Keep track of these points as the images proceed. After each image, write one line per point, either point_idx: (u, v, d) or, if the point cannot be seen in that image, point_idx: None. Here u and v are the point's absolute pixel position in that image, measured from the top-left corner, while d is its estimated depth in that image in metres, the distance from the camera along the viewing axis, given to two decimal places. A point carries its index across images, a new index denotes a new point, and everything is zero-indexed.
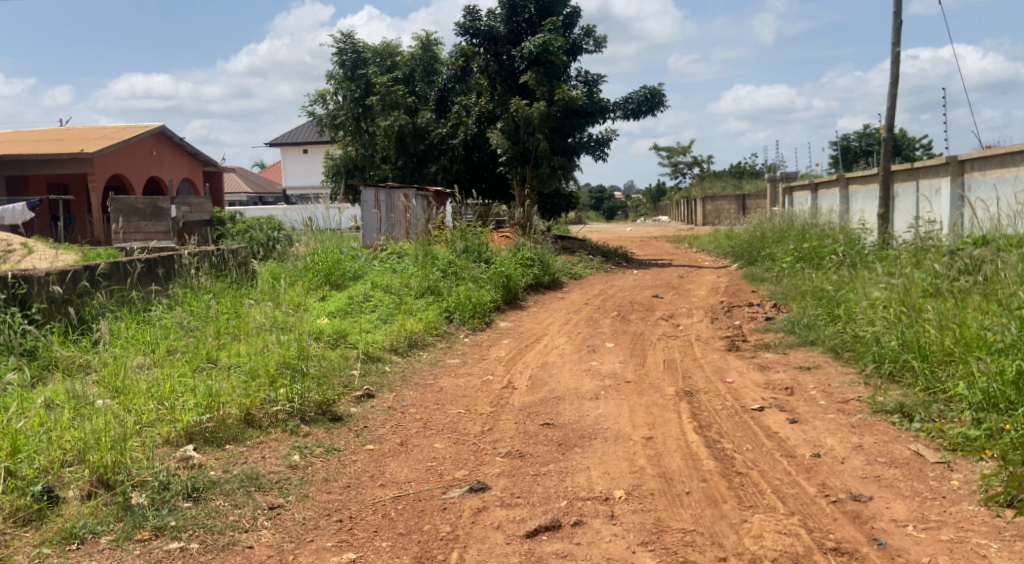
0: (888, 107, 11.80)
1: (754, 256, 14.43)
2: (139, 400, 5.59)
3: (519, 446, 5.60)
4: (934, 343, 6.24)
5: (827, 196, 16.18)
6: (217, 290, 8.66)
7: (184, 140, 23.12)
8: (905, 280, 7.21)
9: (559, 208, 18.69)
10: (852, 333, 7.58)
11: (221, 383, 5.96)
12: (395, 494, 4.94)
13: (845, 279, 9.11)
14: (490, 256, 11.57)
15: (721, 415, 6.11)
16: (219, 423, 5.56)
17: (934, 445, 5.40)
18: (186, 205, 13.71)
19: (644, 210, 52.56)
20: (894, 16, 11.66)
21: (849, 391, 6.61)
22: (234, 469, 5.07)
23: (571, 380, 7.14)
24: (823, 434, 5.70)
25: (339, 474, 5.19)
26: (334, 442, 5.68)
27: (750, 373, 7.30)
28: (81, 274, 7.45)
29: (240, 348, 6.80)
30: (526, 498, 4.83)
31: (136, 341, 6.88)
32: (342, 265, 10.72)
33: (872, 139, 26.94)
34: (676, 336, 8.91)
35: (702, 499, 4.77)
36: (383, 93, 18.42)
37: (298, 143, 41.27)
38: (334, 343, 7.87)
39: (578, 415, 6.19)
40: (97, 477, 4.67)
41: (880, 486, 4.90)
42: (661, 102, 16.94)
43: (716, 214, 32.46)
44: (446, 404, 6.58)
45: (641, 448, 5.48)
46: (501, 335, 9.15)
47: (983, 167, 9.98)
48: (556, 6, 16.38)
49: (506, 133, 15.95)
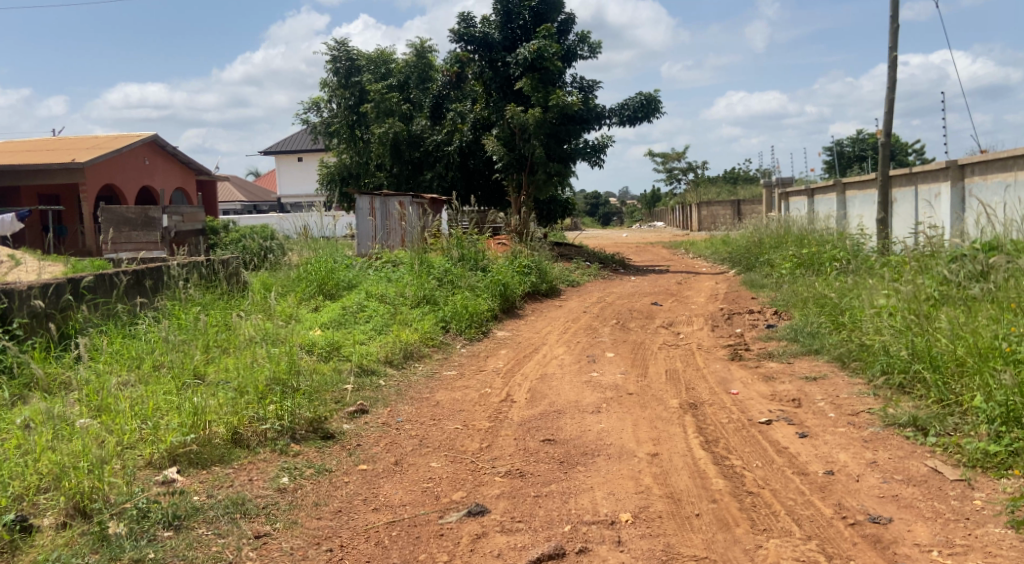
0: (886, 112, 11.60)
1: (752, 262, 14.22)
2: (122, 418, 5.32)
3: (519, 465, 5.36)
4: (945, 352, 6.02)
5: (824, 202, 15.97)
6: (206, 302, 8.44)
7: (178, 150, 22.86)
8: (913, 286, 7.00)
9: (555, 215, 18.49)
10: (857, 342, 7.35)
11: (209, 400, 5.69)
12: (390, 519, 4.71)
13: (848, 285, 8.89)
14: (487, 264, 11.36)
15: (727, 429, 5.89)
16: (204, 445, 5.35)
17: (953, 462, 5.19)
18: (178, 215, 13.36)
19: (640, 217, 52.33)
20: (891, 18, 11.48)
21: (859, 402, 6.37)
22: (218, 494, 4.84)
23: (572, 393, 6.91)
24: (835, 449, 5.47)
25: (330, 498, 4.94)
26: (326, 462, 5.44)
27: (756, 383, 7.08)
28: (64, 287, 7.21)
29: (228, 363, 6.57)
30: (527, 523, 4.60)
31: (121, 359, 6.65)
32: (336, 274, 10.46)
33: (865, 144, 26.77)
34: (677, 344, 8.69)
35: (713, 523, 4.55)
36: (378, 100, 18.07)
37: (292, 150, 40.99)
38: (327, 356, 7.64)
39: (580, 430, 5.96)
40: (73, 505, 4.43)
41: (899, 506, 4.68)
42: (656, 108, 16.75)
43: (712, 219, 32.22)
44: (443, 420, 6.34)
45: (646, 466, 5.25)
46: (499, 346, 8.91)
47: (985, 171, 9.79)
48: (550, 12, 16.19)
49: (501, 139, 15.80)
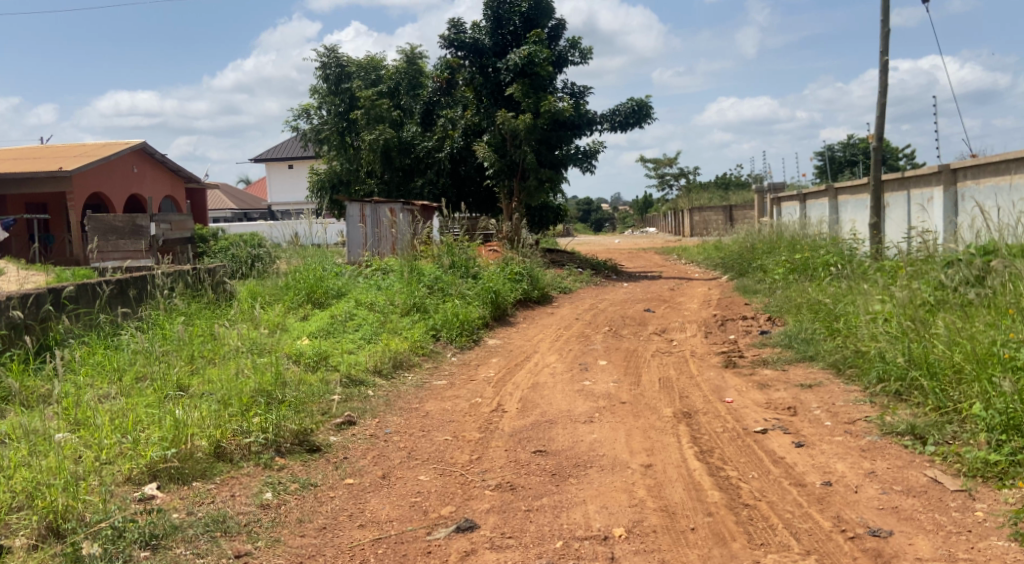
0: (877, 116, 11.53)
1: (744, 268, 14.13)
2: (102, 433, 5.22)
3: (510, 477, 5.23)
4: (943, 359, 5.91)
5: (815, 207, 15.92)
6: (190, 312, 8.33)
7: (167, 157, 22.69)
8: (909, 292, 6.90)
9: (548, 220, 18.36)
10: (853, 348, 7.23)
11: (191, 413, 5.57)
12: (376, 536, 4.57)
13: (843, 290, 8.78)
14: (478, 271, 11.21)
15: (722, 439, 5.77)
16: (186, 460, 5.21)
17: (953, 471, 5.07)
18: (167, 223, 13.13)
19: (632, 223, 52.28)
20: (882, 23, 11.42)
21: (856, 410, 6.25)
22: (199, 511, 4.72)
23: (564, 402, 6.78)
24: (832, 459, 5.35)
25: (314, 514, 4.81)
26: (311, 476, 5.30)
27: (750, 391, 6.96)
28: (44, 297, 7.09)
29: (212, 376, 6.47)
30: (518, 539, 4.47)
31: (103, 372, 6.56)
32: (325, 282, 10.30)
33: (856, 149, 26.70)
34: (670, 352, 8.57)
35: (709, 537, 4.43)
36: (368, 107, 17.86)
37: (284, 158, 40.89)
38: (315, 366, 7.50)
39: (572, 441, 5.85)
40: (46, 525, 4.31)
41: (899, 518, 4.57)
42: (648, 114, 16.65)
43: (704, 225, 32.12)
44: (432, 431, 6.21)
45: (640, 478, 5.12)
46: (490, 354, 8.79)
47: (977, 175, 9.73)
48: (541, 18, 16.10)
49: (492, 145, 15.67)
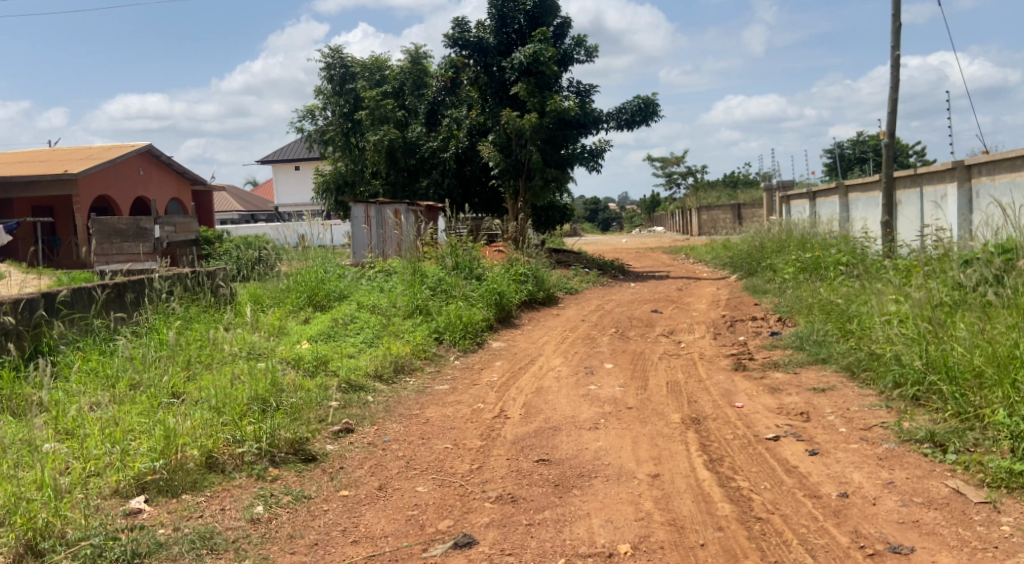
0: (889, 112, 11.28)
1: (754, 267, 13.85)
2: (91, 443, 5.02)
3: (512, 489, 5.01)
4: (962, 362, 5.65)
5: (826, 205, 15.64)
6: (189, 317, 8.13)
7: (173, 160, 22.56)
8: (925, 294, 6.64)
9: (554, 220, 18.12)
10: (867, 350, 6.99)
11: (182, 422, 5.36)
12: (370, 553, 4.37)
13: (855, 290, 8.53)
14: (482, 272, 10.98)
15: (733, 447, 5.54)
16: (176, 470, 5.02)
17: (975, 482, 4.84)
18: (170, 225, 12.84)
19: (640, 222, 52.10)
20: (893, 17, 11.16)
21: (871, 416, 6.02)
22: (185, 526, 4.52)
23: (569, 407, 6.57)
24: (848, 469, 5.12)
25: (307, 529, 4.61)
26: (305, 488, 5.09)
27: (762, 396, 6.72)
28: (38, 301, 6.89)
29: (208, 382, 6.29)
30: (518, 556, 4.27)
31: (95, 379, 6.35)
32: (326, 285, 10.11)
33: (866, 147, 26.39)
34: (678, 354, 8.35)
35: (719, 554, 4.22)
36: (372, 107, 17.63)
37: (289, 160, 40.65)
38: (314, 371, 7.28)
39: (577, 449, 5.63)
40: (25, 544, 4.15)
41: (921, 533, 4.35)
42: (654, 111, 16.40)
43: (712, 224, 31.78)
44: (432, 439, 6.00)
45: (647, 489, 4.90)
46: (494, 358, 8.57)
47: (992, 171, 9.48)
48: (546, 16, 15.87)
49: (497, 145, 15.46)
